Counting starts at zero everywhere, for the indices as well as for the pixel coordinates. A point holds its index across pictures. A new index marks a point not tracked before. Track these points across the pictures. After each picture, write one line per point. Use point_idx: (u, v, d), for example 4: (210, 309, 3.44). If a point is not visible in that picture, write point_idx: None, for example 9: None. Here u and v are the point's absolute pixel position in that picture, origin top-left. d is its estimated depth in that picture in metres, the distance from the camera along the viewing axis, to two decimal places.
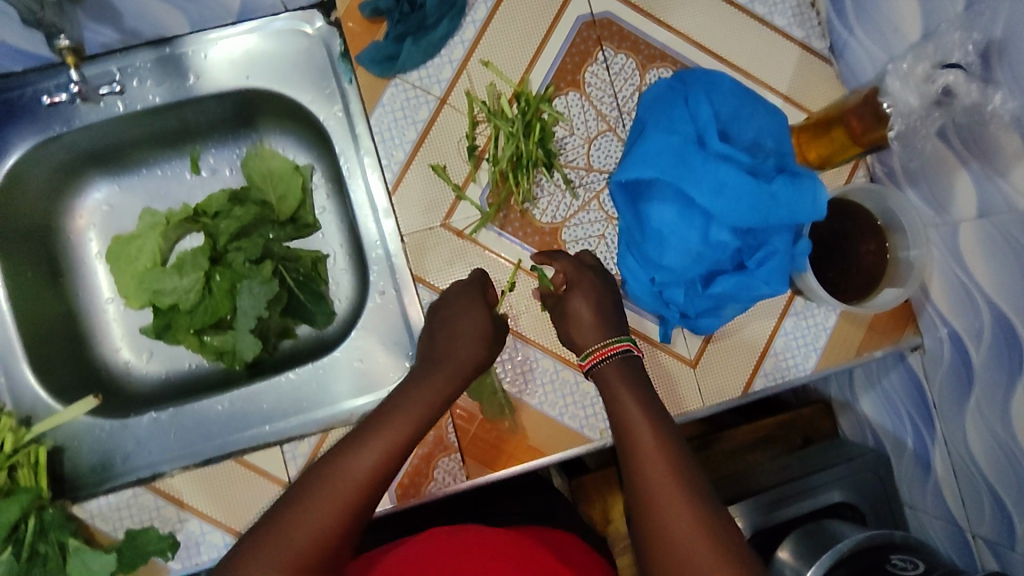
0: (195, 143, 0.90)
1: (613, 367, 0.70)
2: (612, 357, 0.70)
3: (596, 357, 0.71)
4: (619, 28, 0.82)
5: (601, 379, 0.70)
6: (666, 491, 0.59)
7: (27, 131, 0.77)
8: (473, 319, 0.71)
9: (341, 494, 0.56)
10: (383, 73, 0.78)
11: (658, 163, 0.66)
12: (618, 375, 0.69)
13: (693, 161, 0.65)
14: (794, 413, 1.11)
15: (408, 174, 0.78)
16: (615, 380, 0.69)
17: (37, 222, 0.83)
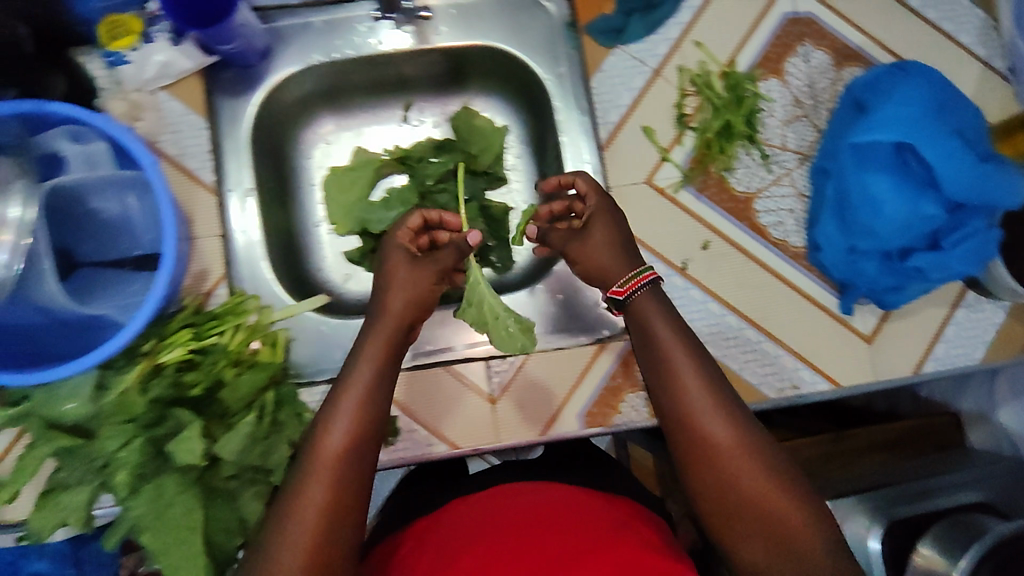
0: (409, 94, 0.99)
1: (647, 296, 0.74)
2: (643, 286, 0.74)
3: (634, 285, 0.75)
4: (818, 28, 0.90)
5: (637, 313, 0.74)
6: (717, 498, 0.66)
7: (289, 58, 0.86)
8: (393, 258, 0.78)
9: (328, 456, 0.63)
10: (608, 43, 0.86)
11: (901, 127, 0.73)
12: (654, 300, 0.74)
13: (928, 130, 0.72)
14: (924, 420, 1.12)
15: (620, 134, 0.86)
16: (650, 310, 0.73)
17: (274, 143, 0.92)
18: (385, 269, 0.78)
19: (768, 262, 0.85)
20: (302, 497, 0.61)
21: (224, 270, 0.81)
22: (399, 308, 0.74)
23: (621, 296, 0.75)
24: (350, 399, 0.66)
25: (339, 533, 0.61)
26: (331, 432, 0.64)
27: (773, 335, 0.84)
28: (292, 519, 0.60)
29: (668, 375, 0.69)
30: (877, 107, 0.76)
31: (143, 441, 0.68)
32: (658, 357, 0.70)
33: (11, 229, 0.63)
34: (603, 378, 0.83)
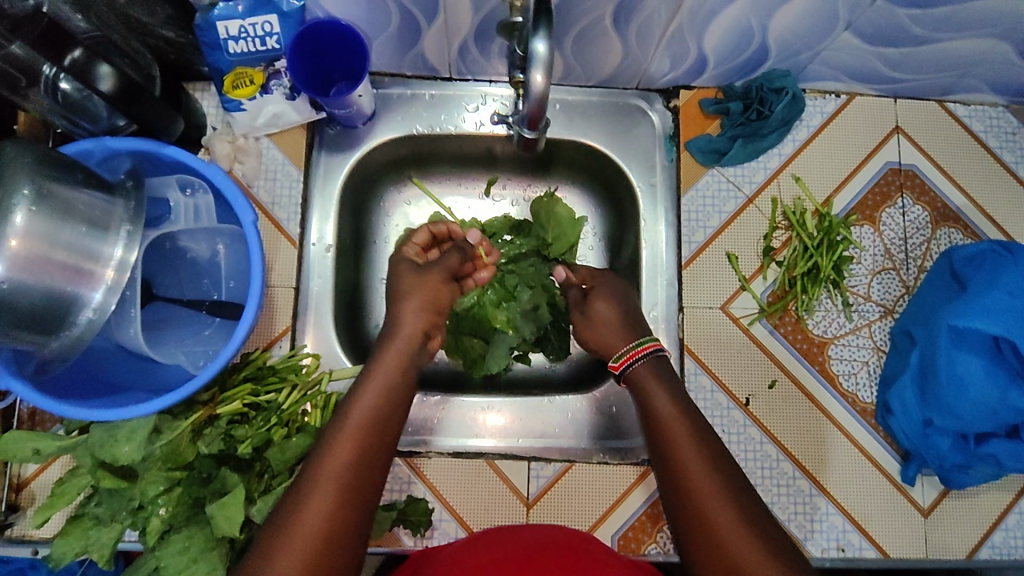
0: (495, 170, 1.00)
1: (645, 367, 0.70)
2: (643, 357, 0.71)
3: (630, 359, 0.72)
4: (921, 182, 0.88)
5: (638, 383, 0.69)
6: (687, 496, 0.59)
7: (393, 123, 0.89)
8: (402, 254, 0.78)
9: (342, 451, 0.58)
10: (707, 163, 0.87)
11: (1001, 320, 0.69)
12: (651, 369, 0.70)
13: None
14: None
15: (703, 255, 0.86)
16: (647, 379, 0.69)
17: (355, 198, 0.92)
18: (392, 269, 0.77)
19: (835, 413, 0.82)
20: (323, 463, 0.57)
21: (290, 322, 0.82)
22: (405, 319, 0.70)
23: (618, 368, 0.72)
24: (383, 371, 0.65)
25: (340, 538, 0.55)
26: (374, 392, 0.63)
27: (828, 492, 0.81)
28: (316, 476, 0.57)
29: (645, 422, 0.66)
30: (979, 289, 0.72)
31: (182, 492, 0.67)
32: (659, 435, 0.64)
33: (114, 269, 0.61)
34: (644, 502, 0.81)
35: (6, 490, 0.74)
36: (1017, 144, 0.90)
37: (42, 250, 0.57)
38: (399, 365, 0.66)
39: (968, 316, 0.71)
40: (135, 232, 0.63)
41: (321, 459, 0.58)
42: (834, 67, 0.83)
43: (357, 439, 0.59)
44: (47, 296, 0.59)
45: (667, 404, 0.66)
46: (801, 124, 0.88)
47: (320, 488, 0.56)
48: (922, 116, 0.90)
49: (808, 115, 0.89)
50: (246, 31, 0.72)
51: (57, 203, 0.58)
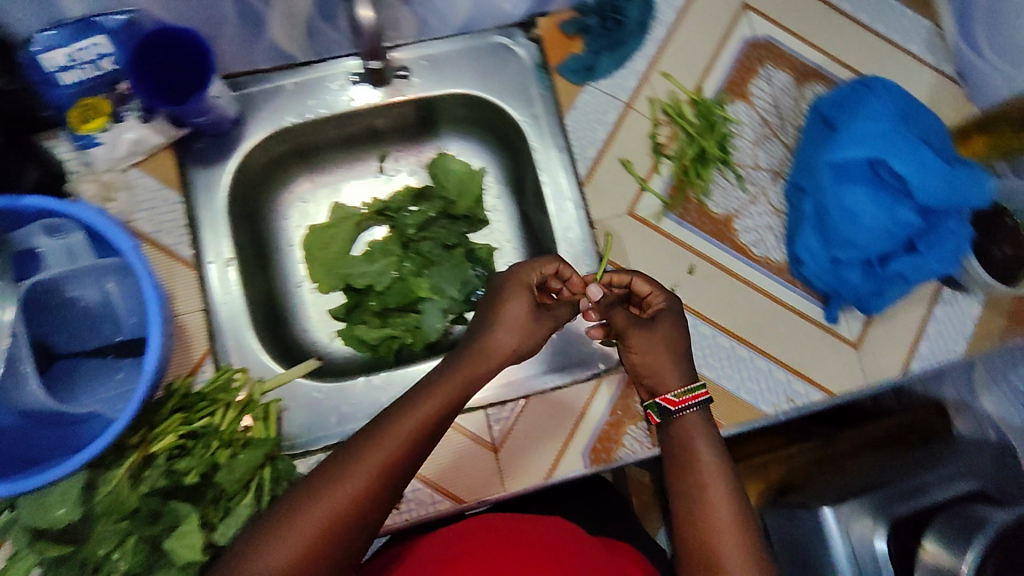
0: (383, 146, 0.99)
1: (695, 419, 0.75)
2: (700, 405, 0.75)
3: (686, 401, 0.75)
4: (778, 50, 0.92)
5: (684, 426, 0.75)
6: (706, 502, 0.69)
7: (260, 119, 0.86)
8: (523, 274, 0.78)
9: (413, 412, 0.67)
10: (579, 81, 0.88)
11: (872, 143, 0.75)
12: (700, 422, 0.75)
13: (901, 147, 0.76)
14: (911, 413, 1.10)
15: (599, 169, 0.88)
16: (689, 430, 0.74)
17: (244, 207, 0.89)
18: (500, 304, 0.78)
19: (755, 280, 0.86)
20: (383, 430, 0.65)
21: (208, 345, 0.79)
22: (506, 353, 0.75)
23: (674, 405, 0.76)
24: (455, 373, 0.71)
25: (375, 497, 0.62)
26: (444, 386, 0.70)
27: (766, 352, 0.85)
28: (374, 441, 0.64)
29: (659, 386, 0.77)
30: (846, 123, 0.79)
31: (139, 538, 0.63)
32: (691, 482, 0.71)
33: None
34: (604, 412, 0.82)
35: None
36: None
37: None
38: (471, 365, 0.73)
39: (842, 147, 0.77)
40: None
41: (391, 416, 0.66)
42: None
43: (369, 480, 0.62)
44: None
45: (714, 466, 0.71)
46: (656, 23, 0.91)
47: (373, 452, 0.63)
48: None
49: (662, 12, 0.91)
50: (77, 57, 0.74)
51: None
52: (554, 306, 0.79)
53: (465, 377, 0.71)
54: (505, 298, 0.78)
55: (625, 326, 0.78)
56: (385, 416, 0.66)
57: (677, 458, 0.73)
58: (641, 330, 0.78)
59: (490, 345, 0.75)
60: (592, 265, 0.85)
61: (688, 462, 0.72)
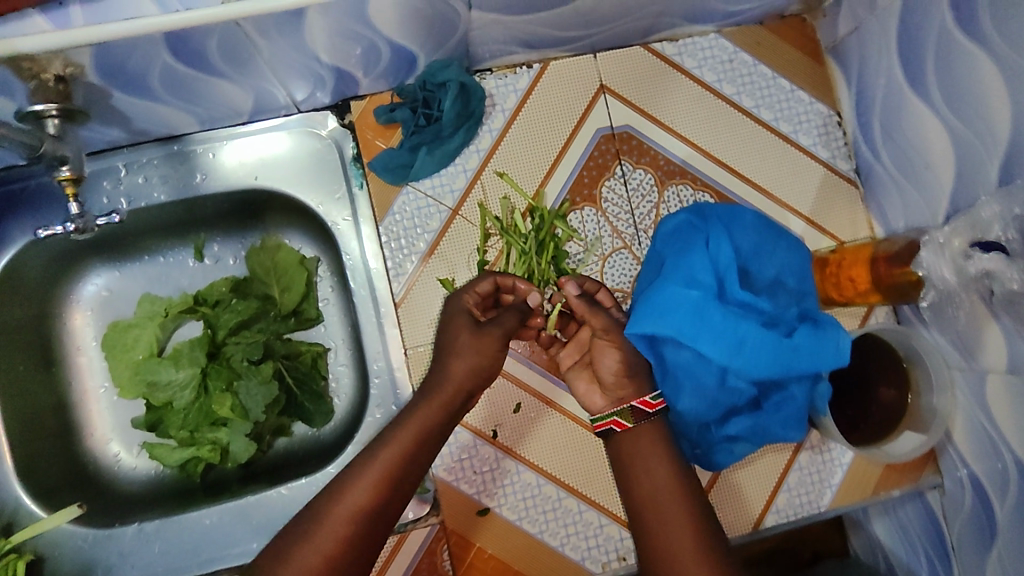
0: (200, 232, 0.87)
1: (653, 429, 0.62)
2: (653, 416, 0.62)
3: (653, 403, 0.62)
4: (638, 142, 0.80)
5: (629, 443, 0.62)
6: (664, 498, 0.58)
7: (28, 225, 0.76)
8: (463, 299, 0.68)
9: (398, 446, 0.58)
10: (394, 181, 0.77)
11: (676, 321, 0.62)
12: (656, 435, 0.62)
13: (714, 317, 0.62)
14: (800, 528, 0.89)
15: (415, 288, 0.77)
16: (646, 445, 0.61)
17: (24, 316, 0.80)
18: (447, 340, 0.66)
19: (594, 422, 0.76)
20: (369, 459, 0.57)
21: None
22: (459, 380, 0.63)
23: (651, 408, 0.62)
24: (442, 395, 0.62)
25: (366, 543, 0.54)
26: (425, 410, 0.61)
27: (597, 503, 0.75)
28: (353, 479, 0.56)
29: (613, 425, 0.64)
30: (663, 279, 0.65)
31: None
32: (648, 502, 0.58)
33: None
34: (405, 572, 0.72)
35: None
36: (735, 72, 0.82)
37: None
38: (454, 386, 0.63)
39: (645, 321, 0.62)
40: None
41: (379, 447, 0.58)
42: (497, 41, 0.72)
43: (343, 539, 0.53)
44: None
45: (665, 475, 0.59)
46: (493, 109, 0.79)
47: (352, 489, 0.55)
48: (627, 66, 0.81)
49: (500, 97, 0.79)
50: None
51: None
52: (496, 318, 0.67)
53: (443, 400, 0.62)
54: (448, 331, 0.66)
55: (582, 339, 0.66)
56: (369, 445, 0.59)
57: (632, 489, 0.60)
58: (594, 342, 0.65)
59: (451, 375, 0.63)
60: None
61: (641, 488, 0.59)
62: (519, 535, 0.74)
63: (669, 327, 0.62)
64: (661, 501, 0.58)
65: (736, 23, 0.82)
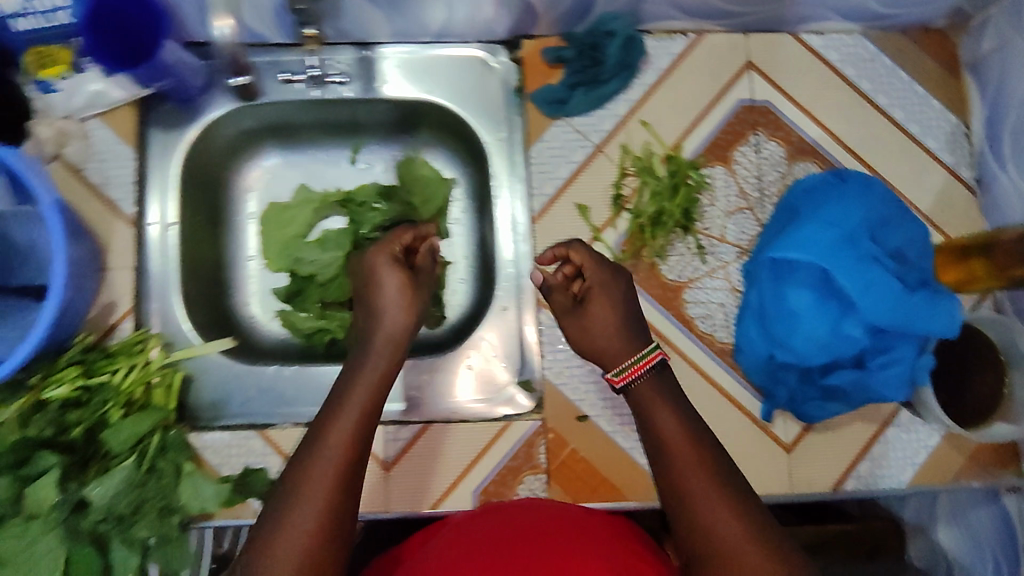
0: (359, 137, 0.98)
1: (648, 385, 0.66)
2: (646, 373, 0.67)
3: (631, 374, 0.67)
4: (775, 117, 0.86)
5: (644, 399, 0.65)
6: (689, 467, 0.58)
7: (228, 95, 0.87)
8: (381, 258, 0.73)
9: (349, 412, 0.59)
10: (552, 114, 0.84)
11: (814, 250, 0.70)
12: (655, 389, 0.65)
13: (847, 256, 0.69)
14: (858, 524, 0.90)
15: (553, 209, 0.83)
16: (652, 398, 0.65)
17: (205, 176, 0.90)
18: (378, 293, 0.70)
19: (697, 359, 0.82)
20: (333, 421, 0.58)
21: (132, 304, 0.80)
22: (397, 328, 0.68)
23: (619, 384, 0.68)
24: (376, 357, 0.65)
25: (343, 509, 0.54)
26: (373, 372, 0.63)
27: None
28: (313, 446, 0.56)
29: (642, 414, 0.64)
30: (804, 220, 0.73)
31: (9, 480, 0.64)
32: (669, 451, 0.60)
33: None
34: (505, 455, 0.80)
35: None
36: (874, 72, 0.88)
37: None
38: (387, 342, 0.66)
39: (789, 245, 0.72)
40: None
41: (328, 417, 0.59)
42: (668, 2, 0.80)
43: (322, 512, 0.53)
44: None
45: (683, 439, 0.60)
46: (647, 66, 0.86)
47: (326, 448, 0.56)
48: (773, 49, 0.88)
49: (654, 57, 0.86)
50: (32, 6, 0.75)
51: None
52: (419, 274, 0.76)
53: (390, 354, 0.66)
54: (377, 277, 0.72)
55: (564, 313, 0.76)
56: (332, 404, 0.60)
57: (661, 462, 0.60)
58: (573, 317, 0.74)
59: (392, 324, 0.67)
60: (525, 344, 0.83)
61: (657, 434, 0.62)
62: (614, 448, 0.81)
63: (809, 253, 0.70)
64: (676, 445, 0.60)
65: (881, 27, 0.88)
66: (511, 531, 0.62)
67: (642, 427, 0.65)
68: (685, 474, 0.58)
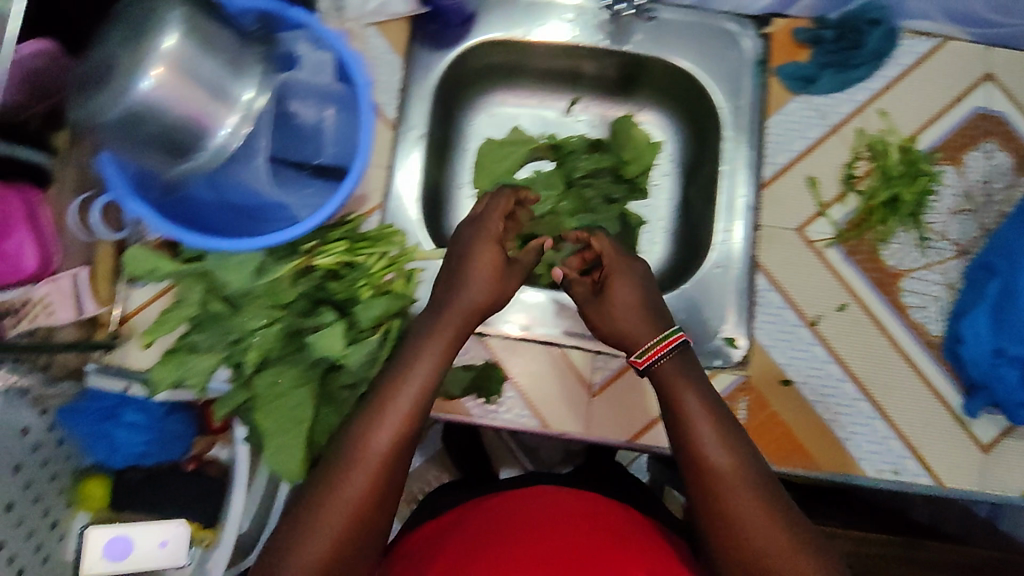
0: (579, 90, 1.03)
1: (671, 364, 0.70)
2: (672, 352, 0.71)
3: (655, 353, 0.72)
4: (1009, 129, 0.88)
5: (667, 382, 0.70)
6: (731, 490, 0.63)
7: (488, 26, 0.91)
8: (487, 256, 0.72)
9: (391, 419, 0.63)
10: (795, 89, 0.87)
11: None
12: (677, 369, 0.70)
13: None
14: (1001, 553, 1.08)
15: (784, 178, 0.86)
16: (674, 378, 0.70)
17: (446, 100, 0.95)
18: (469, 262, 0.72)
19: (902, 344, 0.84)
20: (370, 423, 0.63)
21: (380, 200, 0.86)
22: (471, 307, 0.70)
23: (641, 365, 0.72)
24: (424, 359, 0.66)
25: (375, 503, 0.62)
26: (422, 366, 0.66)
27: (886, 414, 0.82)
28: (350, 452, 0.62)
29: (676, 416, 0.68)
30: None
31: (282, 327, 0.73)
32: (684, 432, 0.67)
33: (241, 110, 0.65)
34: None
35: (111, 319, 0.77)
36: None
37: (180, 79, 0.60)
38: (442, 341, 0.68)
39: None
40: (266, 77, 0.67)
41: (369, 422, 0.63)
42: None
43: (350, 517, 0.60)
44: (176, 130, 0.63)
45: (721, 452, 0.65)
46: (891, 62, 0.89)
47: (362, 454, 0.61)
48: (1015, 64, 0.89)
49: (901, 54, 0.89)
50: None
51: (202, 37, 0.61)
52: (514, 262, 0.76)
53: (447, 338, 0.68)
54: (471, 252, 0.73)
55: (584, 303, 0.79)
56: (370, 408, 0.64)
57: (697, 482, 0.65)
58: (593, 307, 0.77)
59: (466, 304, 0.70)
60: (741, 307, 0.84)
61: (673, 407, 0.68)
62: (813, 415, 0.82)
63: None
64: (695, 419, 0.67)
65: None
66: (534, 510, 0.74)
67: (669, 417, 0.69)
68: (692, 436, 0.66)
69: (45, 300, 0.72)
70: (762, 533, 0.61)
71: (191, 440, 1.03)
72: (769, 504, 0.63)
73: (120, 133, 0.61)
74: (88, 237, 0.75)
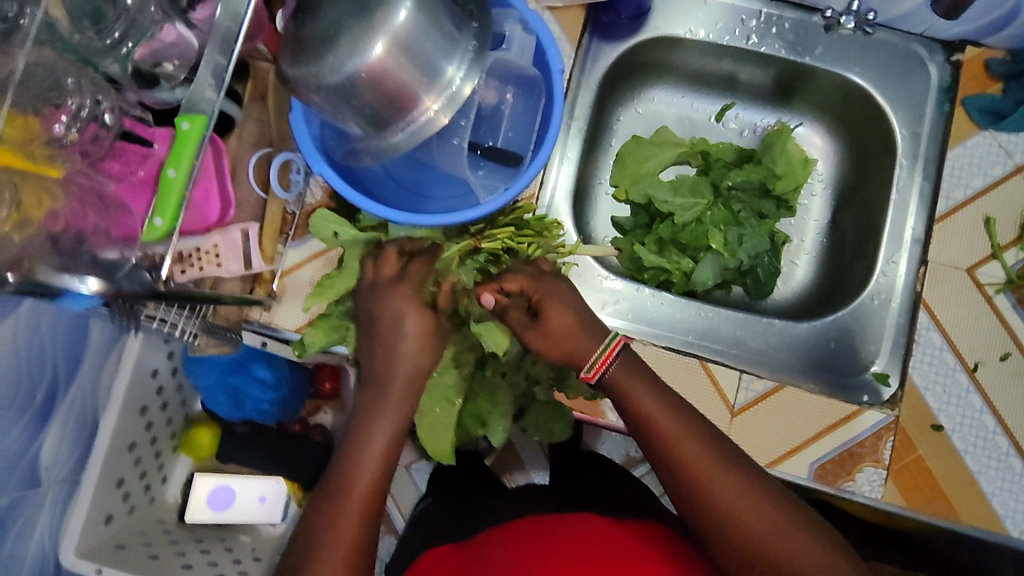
0: (734, 96, 0.98)
1: (623, 365, 0.65)
2: (615, 360, 0.65)
3: (600, 366, 0.64)
4: None
5: (615, 380, 0.65)
6: (721, 487, 0.58)
7: (662, 22, 0.89)
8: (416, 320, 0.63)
9: (365, 462, 0.60)
10: (982, 123, 0.83)
11: None
12: (629, 371, 0.65)
13: None
14: None
15: (958, 214, 0.82)
16: (628, 373, 0.65)
17: (605, 94, 0.93)
18: (399, 333, 0.63)
19: None
20: (350, 465, 0.60)
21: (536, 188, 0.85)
22: (418, 367, 0.63)
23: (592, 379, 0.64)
24: (393, 394, 0.62)
25: (362, 539, 0.58)
26: (392, 403, 0.62)
27: None
28: (334, 504, 0.58)
29: (635, 419, 0.63)
30: None
31: None
32: (663, 450, 0.61)
33: (449, 93, 0.63)
34: (850, 440, 0.78)
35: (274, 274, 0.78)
36: None
37: (399, 58, 0.59)
38: (412, 380, 0.63)
39: None
40: (475, 60, 0.64)
41: (338, 478, 0.60)
42: None
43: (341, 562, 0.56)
44: (380, 105, 0.63)
45: (696, 446, 0.60)
46: None
47: (343, 497, 0.59)
48: None
49: None
50: None
51: (431, 11, 0.60)
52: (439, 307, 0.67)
53: (416, 376, 0.63)
54: (397, 319, 0.63)
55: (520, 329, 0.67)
56: (345, 453, 0.61)
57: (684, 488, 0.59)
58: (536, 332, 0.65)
59: (426, 348, 0.63)
60: (896, 344, 0.82)
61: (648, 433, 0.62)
62: (961, 466, 0.78)
63: None
64: (672, 443, 0.61)
65: None
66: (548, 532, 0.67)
67: (623, 415, 0.65)
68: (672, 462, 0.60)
69: (216, 249, 0.71)
70: (771, 529, 0.57)
71: (303, 399, 1.06)
72: (767, 496, 0.59)
73: (330, 96, 0.61)
74: (263, 195, 0.77)
